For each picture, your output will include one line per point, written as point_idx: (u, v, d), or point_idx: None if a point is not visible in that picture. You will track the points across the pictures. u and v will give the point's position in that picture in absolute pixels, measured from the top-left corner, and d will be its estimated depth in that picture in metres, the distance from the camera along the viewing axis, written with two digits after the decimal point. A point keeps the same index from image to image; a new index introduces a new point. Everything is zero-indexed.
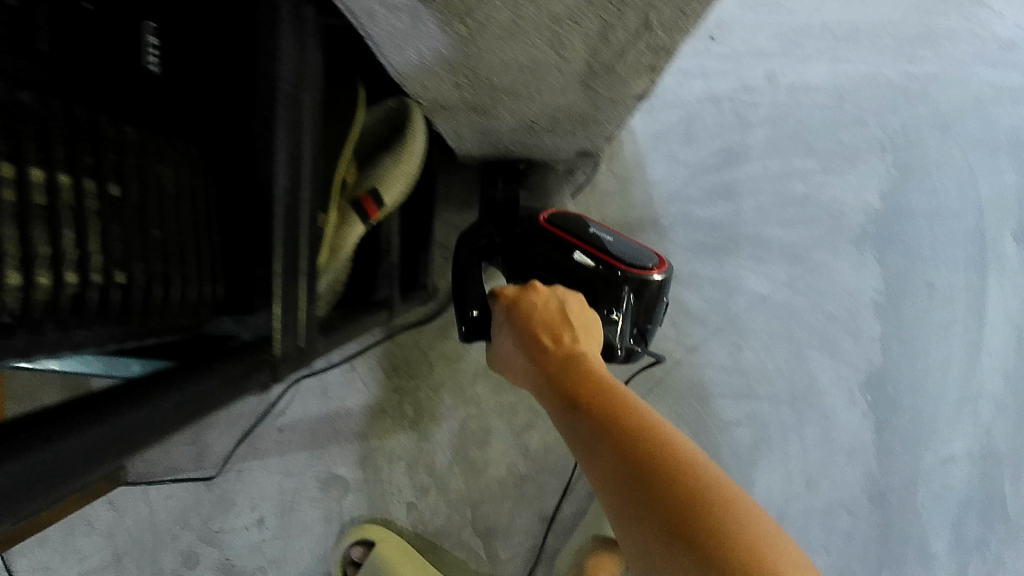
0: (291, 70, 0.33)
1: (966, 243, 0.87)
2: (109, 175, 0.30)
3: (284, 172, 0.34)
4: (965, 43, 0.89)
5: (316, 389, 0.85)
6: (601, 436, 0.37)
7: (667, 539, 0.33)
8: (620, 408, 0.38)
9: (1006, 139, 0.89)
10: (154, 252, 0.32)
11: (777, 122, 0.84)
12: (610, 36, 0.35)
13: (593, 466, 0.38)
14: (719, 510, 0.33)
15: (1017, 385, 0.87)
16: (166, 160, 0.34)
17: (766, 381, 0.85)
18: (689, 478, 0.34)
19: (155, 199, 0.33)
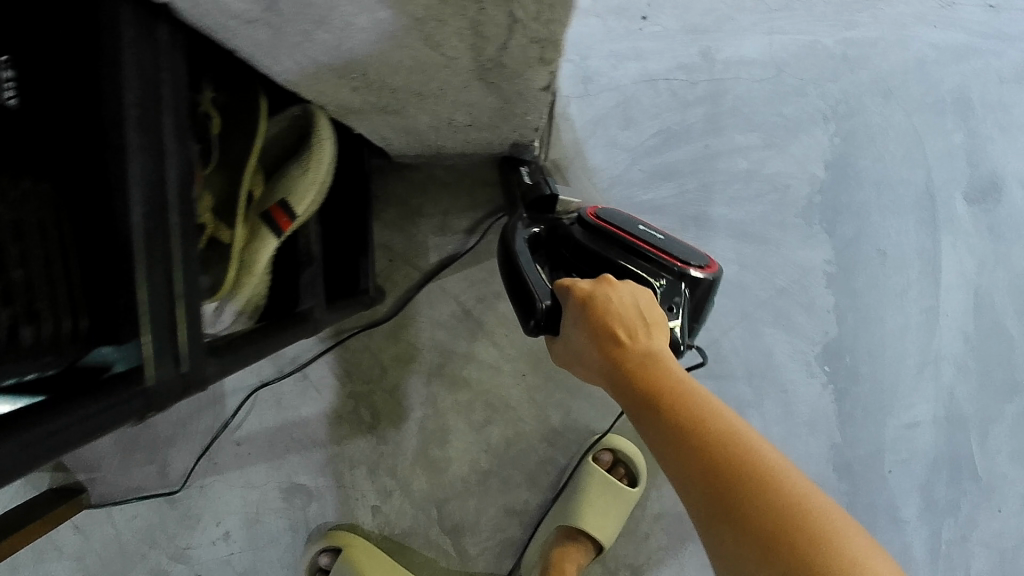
0: (139, 90, 0.30)
1: (916, 207, 0.87)
2: None
3: (141, 198, 0.31)
4: (903, 4, 0.88)
5: (270, 400, 0.85)
6: (686, 435, 0.44)
7: (750, 537, 0.39)
8: (708, 413, 0.44)
9: (951, 99, 0.88)
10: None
11: (715, 99, 0.83)
12: (485, 30, 0.34)
13: (676, 464, 0.44)
14: (803, 516, 0.39)
15: (976, 345, 0.87)
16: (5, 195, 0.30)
17: (722, 359, 0.85)
18: (775, 486, 0.40)
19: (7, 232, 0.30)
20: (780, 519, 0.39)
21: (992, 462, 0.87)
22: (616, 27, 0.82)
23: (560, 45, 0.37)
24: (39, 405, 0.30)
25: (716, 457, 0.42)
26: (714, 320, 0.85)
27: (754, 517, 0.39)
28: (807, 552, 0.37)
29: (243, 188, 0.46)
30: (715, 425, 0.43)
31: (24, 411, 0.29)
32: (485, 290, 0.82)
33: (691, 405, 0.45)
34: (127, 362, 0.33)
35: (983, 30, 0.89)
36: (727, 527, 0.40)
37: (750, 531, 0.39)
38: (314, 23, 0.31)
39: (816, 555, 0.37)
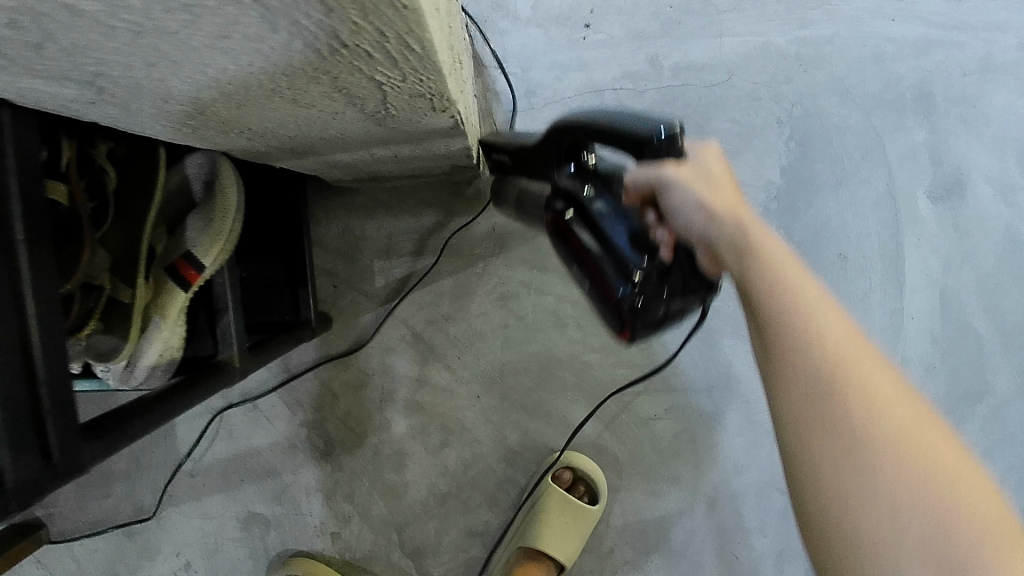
0: None
1: (877, 209, 0.85)
2: None
3: None
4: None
5: (223, 432, 0.85)
6: (817, 305, 0.37)
7: (898, 433, 0.34)
8: (810, 327, 0.37)
9: (910, 97, 0.85)
10: None
11: (664, 107, 0.82)
12: (356, 94, 0.32)
13: (808, 333, 0.37)
14: (924, 446, 0.33)
15: (944, 347, 0.85)
16: None
17: (681, 371, 0.84)
18: (890, 412, 0.34)
19: None
20: (895, 454, 0.33)
21: None
22: (559, 37, 0.81)
23: (449, 96, 0.36)
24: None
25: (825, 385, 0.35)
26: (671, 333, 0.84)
27: (867, 457, 0.34)
28: (924, 499, 0.32)
29: (143, 244, 0.45)
30: (819, 343, 0.36)
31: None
32: (434, 314, 0.82)
33: (789, 318, 0.37)
34: None
35: (944, 21, 0.84)
36: (833, 451, 0.34)
37: (895, 423, 0.34)
38: (161, 100, 0.29)
39: (953, 453, 0.34)
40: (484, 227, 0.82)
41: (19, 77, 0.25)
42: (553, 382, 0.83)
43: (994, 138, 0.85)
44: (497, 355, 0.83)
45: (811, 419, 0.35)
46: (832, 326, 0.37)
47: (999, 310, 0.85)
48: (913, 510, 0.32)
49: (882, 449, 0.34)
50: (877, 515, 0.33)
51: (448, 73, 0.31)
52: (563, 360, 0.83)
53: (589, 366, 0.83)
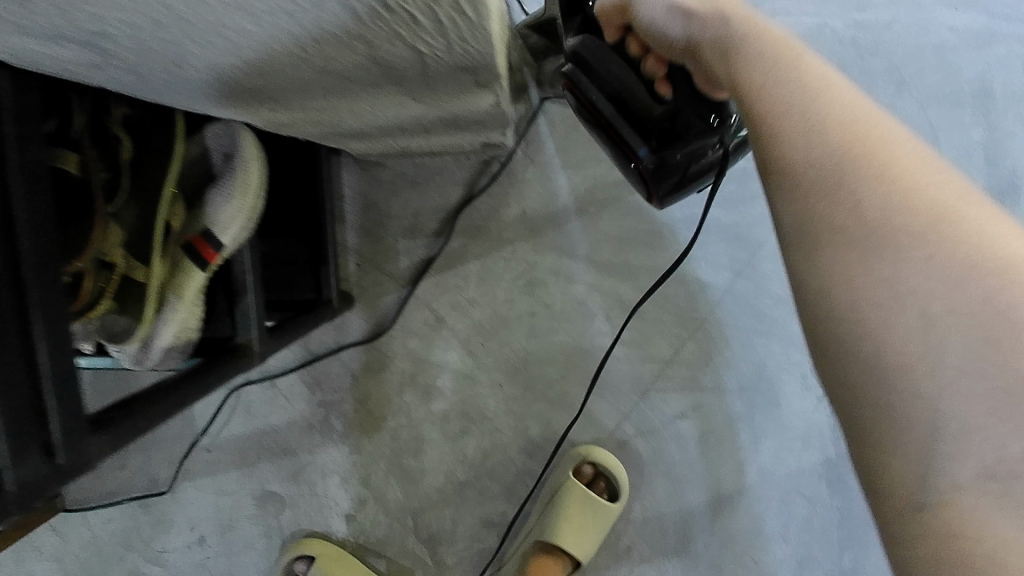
0: None
1: None
2: None
3: None
4: None
5: (239, 409, 0.83)
6: (824, 83, 0.32)
7: (921, 209, 0.28)
8: (811, 108, 0.31)
9: (969, 91, 0.79)
10: None
11: None
12: (392, 64, 0.28)
13: (805, 115, 0.31)
14: (951, 221, 0.27)
15: None
16: None
17: (712, 369, 0.80)
18: (907, 188, 0.29)
19: None
20: (929, 228, 0.27)
21: None
22: None
23: (493, 69, 0.32)
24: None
25: (838, 171, 0.29)
26: (703, 329, 0.80)
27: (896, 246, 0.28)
28: (961, 297, 0.26)
29: (159, 219, 0.42)
30: (831, 114, 0.31)
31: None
32: (459, 298, 0.79)
33: (789, 105, 0.31)
34: None
35: (1007, 13, 0.79)
36: (835, 249, 0.29)
37: (911, 204, 0.28)
38: (175, 65, 0.26)
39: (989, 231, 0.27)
40: (514, 210, 0.78)
41: (13, 37, 0.21)
42: (579, 374, 0.80)
43: None
44: (521, 344, 0.80)
45: (825, 208, 0.29)
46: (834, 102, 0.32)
47: None
48: (946, 313, 0.26)
49: (894, 231, 0.28)
50: (908, 313, 0.26)
51: (495, 43, 0.28)
52: (590, 351, 0.80)
53: (616, 359, 0.80)
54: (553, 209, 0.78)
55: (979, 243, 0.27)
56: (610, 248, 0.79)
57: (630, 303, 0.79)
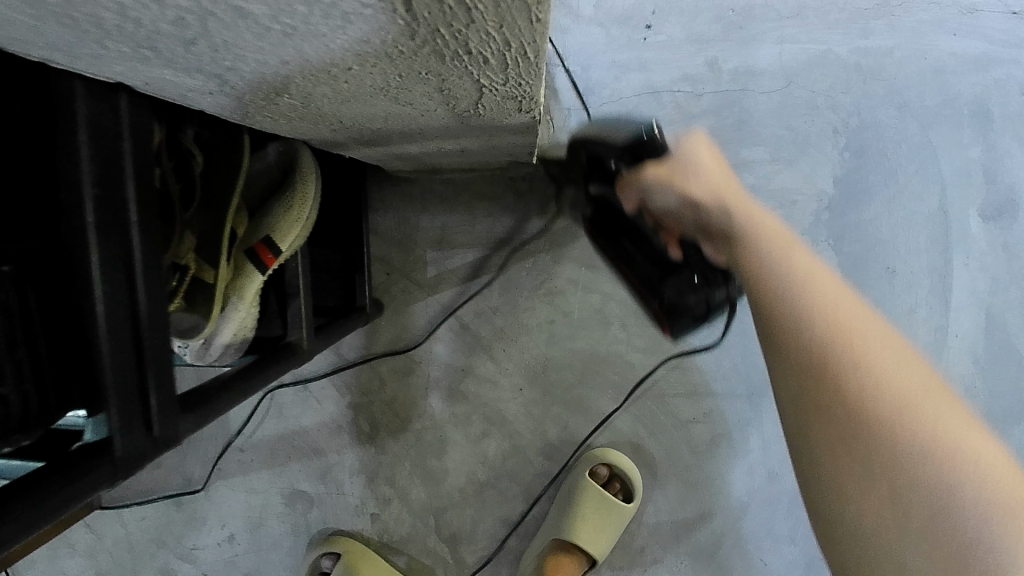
0: (98, 169, 0.29)
1: (928, 225, 0.84)
2: None
3: (101, 276, 0.30)
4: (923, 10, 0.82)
5: (273, 411, 0.88)
6: (808, 279, 0.39)
7: (894, 404, 0.35)
8: (802, 299, 0.38)
9: (968, 113, 0.83)
10: None
11: (720, 112, 0.82)
12: (454, 93, 0.33)
13: (799, 302, 0.38)
14: (923, 411, 0.34)
15: (990, 367, 0.84)
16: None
17: (723, 377, 0.84)
18: (885, 380, 0.35)
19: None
20: (897, 418, 0.34)
21: None
22: (619, 36, 0.81)
23: (536, 97, 0.37)
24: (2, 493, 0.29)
25: (817, 360, 0.36)
26: (714, 338, 0.84)
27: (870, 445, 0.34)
28: (921, 491, 0.33)
29: (226, 227, 0.46)
30: (817, 304, 0.38)
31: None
32: (482, 306, 0.84)
33: (785, 287, 0.39)
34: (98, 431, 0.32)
35: (1007, 37, 0.83)
36: (828, 440, 0.36)
37: (887, 395, 0.35)
38: (275, 93, 0.30)
39: (946, 425, 0.34)
40: (535, 223, 0.83)
41: (158, 69, 0.25)
42: (595, 379, 0.84)
43: None
44: (541, 351, 0.84)
45: (809, 393, 0.36)
46: (817, 287, 0.39)
47: None
48: (909, 500, 0.33)
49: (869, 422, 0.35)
50: (880, 493, 0.34)
51: (544, 74, 0.32)
52: (606, 357, 0.84)
53: (631, 366, 0.84)
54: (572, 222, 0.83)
55: (934, 436, 0.34)
56: None
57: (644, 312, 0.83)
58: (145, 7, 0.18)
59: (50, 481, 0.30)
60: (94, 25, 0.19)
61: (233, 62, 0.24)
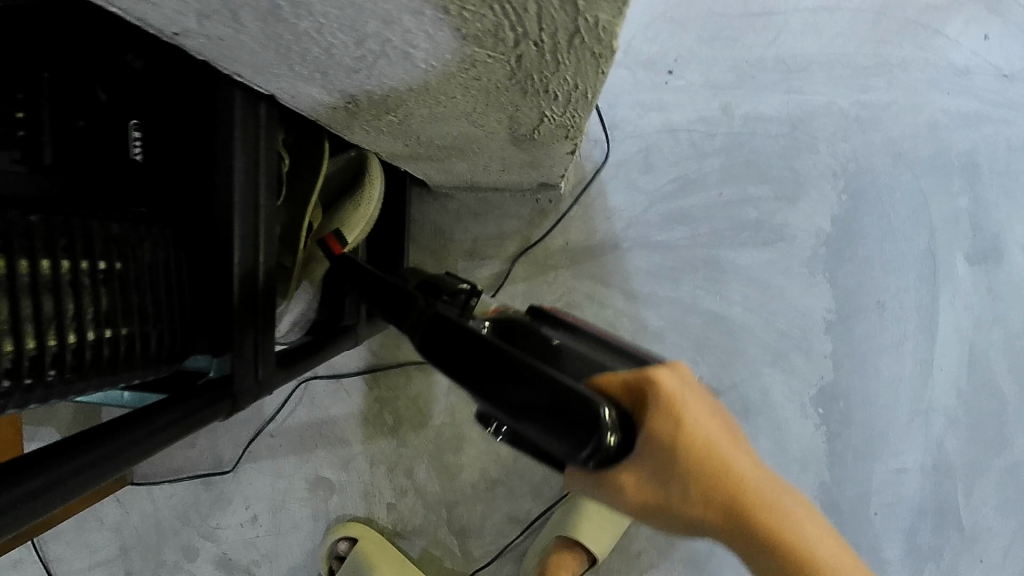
0: (244, 162, 0.37)
1: (918, 264, 0.91)
2: (101, 255, 0.34)
3: (238, 247, 0.38)
4: (920, 71, 0.91)
5: (305, 400, 0.96)
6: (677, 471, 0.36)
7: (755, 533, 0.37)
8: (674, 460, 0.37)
9: (958, 164, 0.92)
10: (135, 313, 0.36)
11: (731, 151, 0.91)
12: (520, 119, 0.40)
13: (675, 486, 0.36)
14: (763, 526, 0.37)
15: (971, 400, 0.91)
16: (141, 243, 0.37)
17: (722, 395, 0.91)
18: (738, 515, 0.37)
19: (140, 273, 0.37)
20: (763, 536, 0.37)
21: (979, 514, 0.91)
22: (644, 79, 0.90)
23: (581, 128, 0.45)
24: (145, 411, 0.37)
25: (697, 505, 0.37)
26: (716, 357, 0.91)
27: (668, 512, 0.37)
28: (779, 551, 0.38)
29: (305, 219, 0.53)
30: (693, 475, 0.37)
31: (123, 420, 0.35)
32: None
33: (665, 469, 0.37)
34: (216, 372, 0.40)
35: (996, 99, 0.91)
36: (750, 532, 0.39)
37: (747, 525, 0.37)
38: (383, 111, 0.38)
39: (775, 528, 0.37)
40: (558, 242, 0.91)
41: (311, 87, 0.33)
42: None
43: None
44: None
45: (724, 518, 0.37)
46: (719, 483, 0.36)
47: None
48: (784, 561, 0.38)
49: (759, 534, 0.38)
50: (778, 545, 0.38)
51: (593, 109, 0.40)
52: None
53: None
54: (592, 243, 0.91)
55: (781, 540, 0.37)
56: (638, 280, 0.91)
57: (652, 329, 0.91)
58: (345, 47, 0.27)
59: (181, 404, 0.37)
60: (299, 56, 0.28)
61: (371, 87, 0.32)
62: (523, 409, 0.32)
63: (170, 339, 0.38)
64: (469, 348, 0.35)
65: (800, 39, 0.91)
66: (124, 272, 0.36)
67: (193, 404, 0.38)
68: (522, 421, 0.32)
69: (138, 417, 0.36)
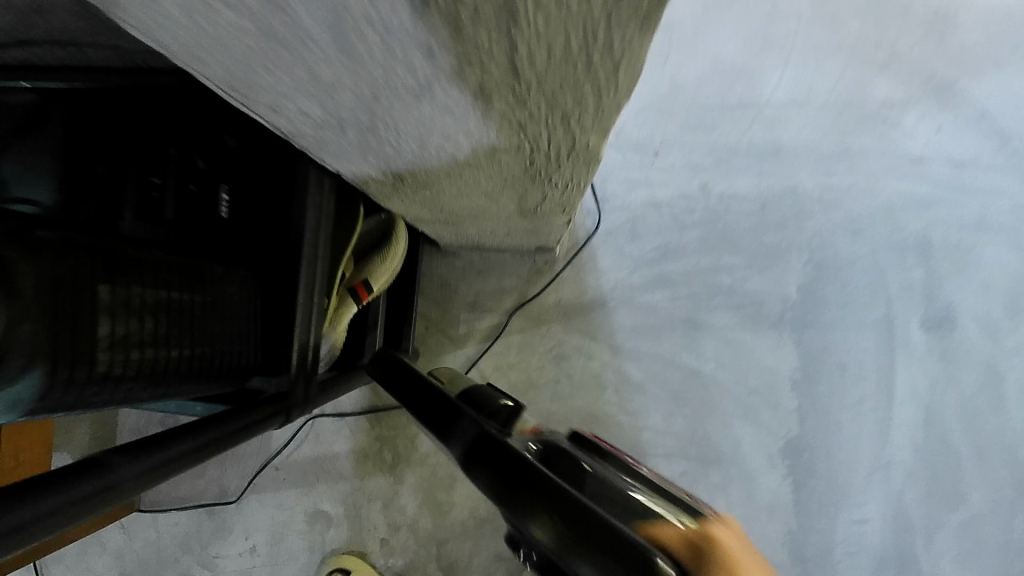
0: (312, 223, 0.48)
1: (876, 331, 1.02)
2: (203, 287, 0.43)
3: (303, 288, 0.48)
4: (877, 159, 1.04)
5: (311, 435, 1.04)
6: None
7: None
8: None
9: (912, 242, 1.03)
10: (220, 335, 0.45)
11: (708, 224, 1.02)
12: (528, 198, 0.51)
13: None
14: None
15: (925, 457, 1.00)
16: (229, 281, 0.46)
17: (697, 445, 0.99)
18: None
19: (227, 306, 0.45)
20: None
21: (934, 565, 0.99)
22: (633, 159, 1.02)
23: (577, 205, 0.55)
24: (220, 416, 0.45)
25: None
26: (692, 410, 1.00)
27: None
28: None
29: (340, 270, 0.63)
30: None
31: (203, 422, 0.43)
32: (501, 362, 1.01)
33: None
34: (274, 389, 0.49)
35: (945, 186, 1.03)
36: None
37: None
38: (421, 188, 0.48)
39: None
40: (551, 298, 1.01)
41: (371, 170, 0.44)
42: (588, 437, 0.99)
43: (984, 283, 1.02)
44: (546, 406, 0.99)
45: None
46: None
47: (974, 431, 1.00)
48: None
49: None
50: None
51: (587, 192, 0.51)
52: (598, 417, 0.99)
53: (622, 426, 0.99)
54: (582, 301, 1.01)
55: None
56: (623, 336, 1.01)
57: (634, 381, 1.00)
58: (410, 148, 0.37)
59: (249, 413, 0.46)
60: (373, 153, 0.38)
61: (418, 172, 0.43)
62: (540, 504, 0.27)
63: (238, 350, 0.47)
64: (501, 456, 0.31)
65: (772, 129, 1.03)
66: (213, 303, 0.44)
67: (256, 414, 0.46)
68: (533, 518, 0.27)
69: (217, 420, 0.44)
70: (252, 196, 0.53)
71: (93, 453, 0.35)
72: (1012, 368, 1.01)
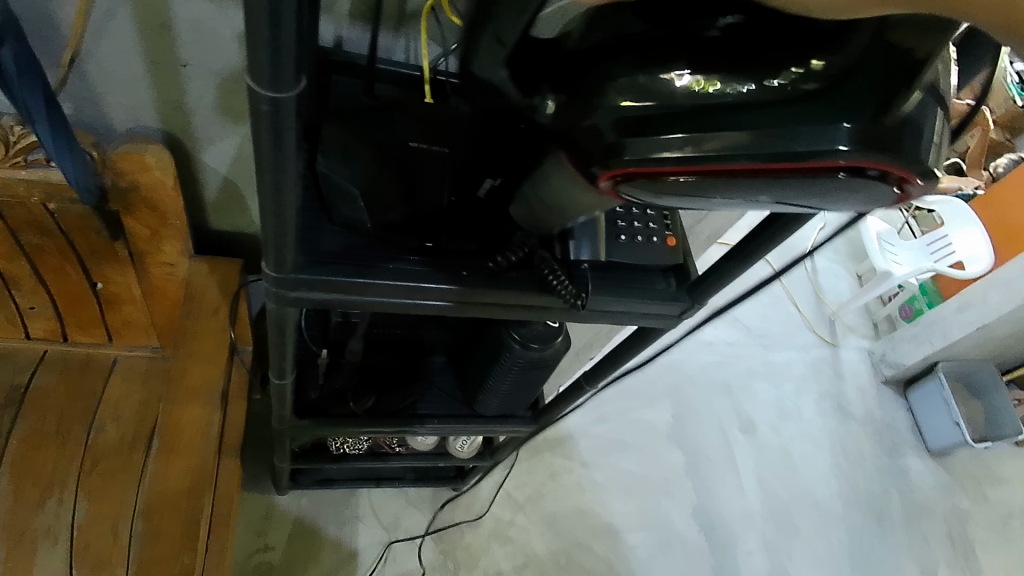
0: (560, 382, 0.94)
1: (717, 436, 1.69)
2: (533, 385, 0.95)
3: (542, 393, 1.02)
4: (701, 350, 1.80)
5: (390, 560, 1.34)
6: None
7: None
8: None
9: (718, 386, 1.76)
10: (518, 401, 0.98)
11: (618, 382, 1.68)
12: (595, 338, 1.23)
13: None
14: None
15: (767, 506, 1.62)
16: (536, 386, 0.96)
17: (648, 516, 1.53)
18: None
19: (530, 389, 0.96)
20: None
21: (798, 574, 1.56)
22: None
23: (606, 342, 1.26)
24: (495, 422, 1.01)
25: None
26: (641, 495, 1.55)
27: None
28: None
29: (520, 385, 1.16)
30: None
31: (492, 422, 1.00)
32: (517, 479, 1.49)
33: None
34: (519, 417, 1.02)
35: (734, 345, 1.85)
36: None
37: None
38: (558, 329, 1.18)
39: None
40: (542, 436, 1.56)
41: None
42: (582, 523, 1.48)
43: (774, 407, 1.78)
44: (552, 508, 1.48)
45: None
46: None
47: (789, 486, 1.66)
48: None
49: None
50: None
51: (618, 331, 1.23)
52: (586, 508, 1.50)
53: (599, 510, 1.51)
54: (560, 436, 1.57)
55: None
56: (588, 454, 1.57)
57: (598, 483, 1.54)
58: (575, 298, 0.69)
59: (510, 423, 1.01)
60: None
61: None
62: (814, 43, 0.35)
63: (527, 393, 0.97)
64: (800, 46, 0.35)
65: None
66: (531, 388, 0.96)
67: (515, 422, 1.02)
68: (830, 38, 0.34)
69: (493, 420, 1.00)
70: (559, 329, 0.88)
71: (484, 401, 0.96)
72: (790, 448, 1.72)
